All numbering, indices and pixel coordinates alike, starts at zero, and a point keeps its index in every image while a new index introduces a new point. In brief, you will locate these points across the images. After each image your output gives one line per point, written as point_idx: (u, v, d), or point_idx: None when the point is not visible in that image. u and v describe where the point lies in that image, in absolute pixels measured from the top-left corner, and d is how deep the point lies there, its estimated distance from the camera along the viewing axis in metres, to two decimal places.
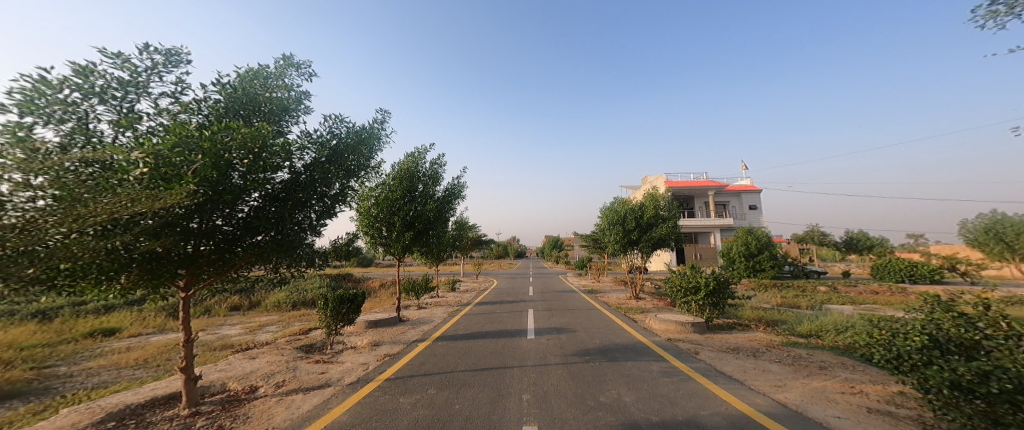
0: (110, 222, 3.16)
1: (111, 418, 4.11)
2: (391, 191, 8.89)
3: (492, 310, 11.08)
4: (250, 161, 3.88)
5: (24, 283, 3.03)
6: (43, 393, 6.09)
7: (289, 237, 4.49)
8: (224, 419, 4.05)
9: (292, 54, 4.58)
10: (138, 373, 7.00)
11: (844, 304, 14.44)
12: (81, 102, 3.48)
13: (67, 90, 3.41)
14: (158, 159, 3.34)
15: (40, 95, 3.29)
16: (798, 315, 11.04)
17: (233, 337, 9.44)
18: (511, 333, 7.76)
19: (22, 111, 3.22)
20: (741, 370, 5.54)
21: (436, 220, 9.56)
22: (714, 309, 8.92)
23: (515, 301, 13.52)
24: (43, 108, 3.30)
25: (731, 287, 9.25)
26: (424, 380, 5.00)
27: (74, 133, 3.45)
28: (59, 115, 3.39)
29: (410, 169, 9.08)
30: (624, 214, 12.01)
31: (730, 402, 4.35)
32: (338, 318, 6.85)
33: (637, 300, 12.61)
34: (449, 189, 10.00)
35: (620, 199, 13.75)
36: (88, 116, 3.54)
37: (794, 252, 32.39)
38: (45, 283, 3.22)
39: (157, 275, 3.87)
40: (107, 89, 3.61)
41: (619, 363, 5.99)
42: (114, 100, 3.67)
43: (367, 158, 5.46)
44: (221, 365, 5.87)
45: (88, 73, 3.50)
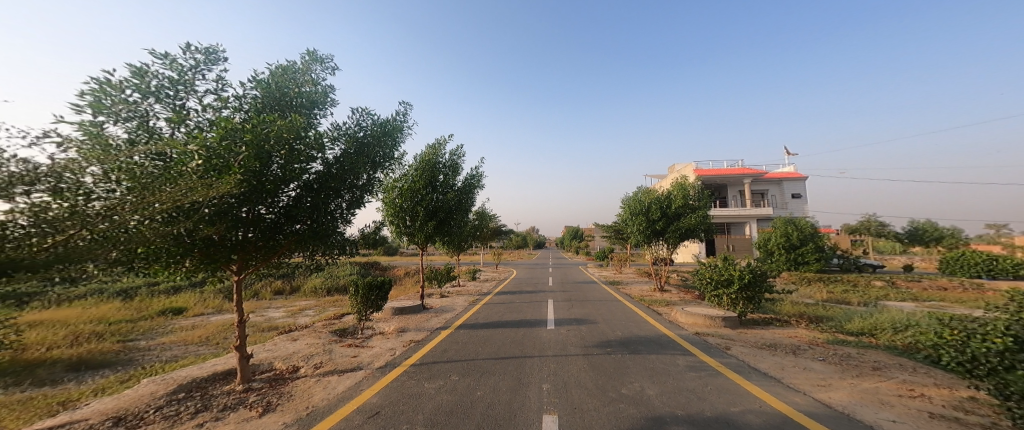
0: (174, 210, 3.50)
1: (181, 389, 4.60)
2: (412, 181, 9.10)
3: (511, 299, 11.25)
4: (286, 152, 4.20)
5: (110, 265, 3.43)
6: (128, 364, 6.84)
7: (324, 226, 4.75)
8: (273, 395, 4.41)
9: (316, 49, 4.77)
10: (201, 349, 7.69)
11: (904, 301, 13.44)
12: (141, 101, 3.83)
13: (127, 90, 3.76)
14: (209, 152, 3.72)
15: (106, 95, 3.65)
16: (846, 312, 10.44)
17: (277, 319, 10.12)
18: (531, 323, 7.86)
19: (94, 111, 3.59)
20: (778, 368, 5.36)
21: (456, 210, 9.74)
22: (749, 303, 8.63)
23: (534, 291, 13.63)
24: (110, 107, 3.66)
25: (769, 280, 8.87)
26: (446, 367, 5.18)
27: (137, 129, 3.82)
28: (124, 113, 3.75)
29: (431, 160, 9.25)
30: (647, 204, 11.68)
31: (765, 400, 4.23)
32: (368, 304, 7.17)
33: (661, 293, 12.32)
34: (469, 180, 10.14)
35: (645, 188, 13.34)
36: (147, 113, 3.89)
37: (841, 244, 31.19)
38: (125, 265, 3.63)
39: (214, 259, 4.22)
40: (160, 88, 3.94)
41: (641, 356, 5.95)
42: (167, 98, 4.01)
43: (393, 149, 5.57)
44: (268, 345, 6.34)
45: (143, 73, 3.83)
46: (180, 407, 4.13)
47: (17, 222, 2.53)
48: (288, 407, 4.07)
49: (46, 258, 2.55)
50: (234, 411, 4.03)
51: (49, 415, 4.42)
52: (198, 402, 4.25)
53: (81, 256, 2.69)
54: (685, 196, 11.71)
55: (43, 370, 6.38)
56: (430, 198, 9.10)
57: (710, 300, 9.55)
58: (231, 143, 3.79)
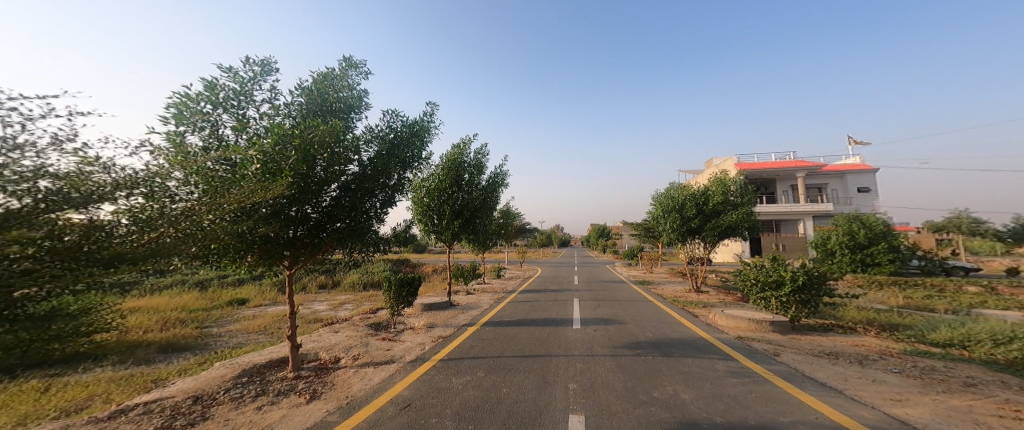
0: (239, 210, 3.88)
1: (244, 373, 5.09)
2: (438, 181, 9.34)
3: (535, 298, 11.23)
4: (328, 156, 4.50)
5: (191, 259, 3.89)
6: (204, 348, 7.66)
7: (361, 224, 5.04)
8: (318, 384, 4.73)
9: (351, 56, 5.01)
10: (261, 337, 8.42)
11: (1004, 310, 11.78)
12: (212, 112, 4.27)
13: (202, 102, 4.21)
14: (265, 156, 4.12)
15: (185, 107, 4.12)
16: (926, 319, 9.37)
17: (322, 312, 10.83)
18: (556, 322, 7.82)
19: (177, 122, 4.08)
20: (840, 378, 4.96)
21: (481, 208, 9.89)
22: (803, 307, 8.04)
23: (558, 289, 13.53)
24: (189, 118, 4.13)
25: (829, 283, 8.19)
26: (472, 363, 5.29)
27: (210, 137, 4.29)
28: (199, 123, 4.22)
29: (455, 160, 9.41)
30: (681, 201, 11.15)
31: (823, 411, 3.96)
32: (399, 300, 7.50)
33: (696, 294, 11.77)
34: (494, 178, 10.26)
35: (677, 184, 12.81)
36: (217, 122, 4.33)
37: (926, 244, 27.86)
38: (202, 259, 4.09)
39: (270, 255, 4.61)
40: (227, 99, 4.37)
41: (675, 359, 5.75)
42: (233, 107, 4.43)
43: (421, 150, 5.76)
44: (314, 336, 6.81)
45: (213, 86, 4.27)
46: (241, 391, 4.57)
47: (120, 222, 2.76)
48: (330, 395, 4.37)
49: (143, 253, 2.78)
50: (286, 397, 4.40)
51: (144, 390, 5.08)
52: (256, 386, 4.68)
53: (168, 252, 2.95)
54: (725, 192, 11.10)
55: (141, 351, 7.33)
56: (456, 197, 9.30)
57: (754, 303, 9.00)
58: (282, 149, 4.17)
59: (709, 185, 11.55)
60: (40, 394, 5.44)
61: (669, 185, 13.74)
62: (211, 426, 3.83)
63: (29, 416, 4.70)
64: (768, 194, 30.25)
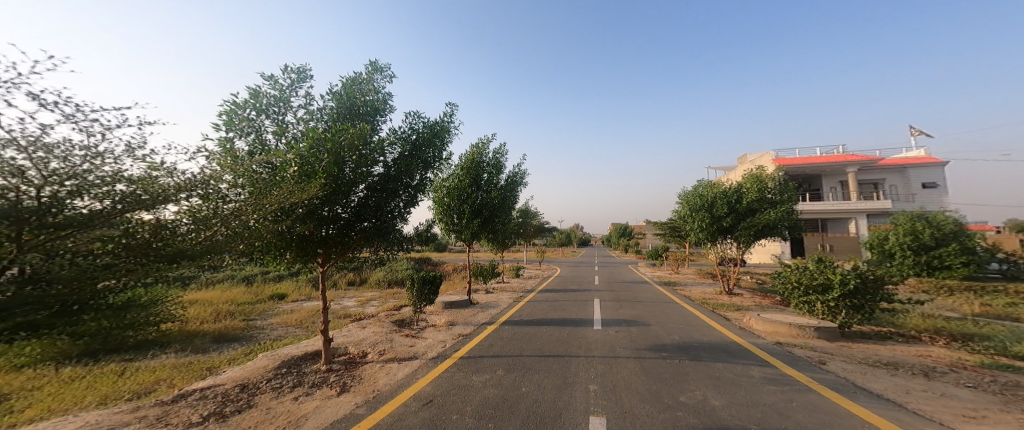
0: (280, 211, 4.17)
1: (282, 365, 5.42)
2: (458, 180, 9.45)
3: (555, 298, 11.12)
4: (356, 158, 4.68)
5: (238, 256, 4.24)
6: (250, 339, 8.25)
7: (385, 224, 5.23)
8: (347, 378, 4.96)
9: (377, 60, 5.18)
10: (297, 331, 8.94)
11: None
12: (256, 118, 4.60)
13: (248, 109, 4.55)
14: (302, 160, 4.38)
15: (234, 114, 4.47)
16: (1008, 330, 8.39)
17: (351, 308, 11.31)
18: (576, 322, 7.73)
19: (227, 128, 4.44)
20: (901, 391, 4.57)
21: (500, 207, 9.97)
22: (856, 312, 7.45)
23: (578, 289, 13.36)
24: (238, 124, 4.49)
25: (887, 287, 7.52)
26: (492, 361, 5.34)
27: (254, 142, 4.62)
28: (245, 129, 4.56)
29: (474, 160, 9.49)
30: (711, 199, 10.65)
31: (881, 426, 3.66)
32: (421, 298, 7.71)
33: (728, 296, 11.22)
34: (512, 178, 10.31)
35: (705, 181, 12.24)
36: (261, 128, 4.65)
37: (1007, 245, 24.84)
38: (248, 256, 4.42)
39: (306, 253, 4.83)
40: (269, 105, 4.66)
41: (705, 363, 5.53)
42: (273, 113, 4.72)
43: (442, 150, 5.88)
44: (343, 331, 7.13)
45: (257, 94, 4.59)
46: (279, 382, 4.88)
47: (182, 221, 3.07)
48: (358, 389, 4.56)
49: (200, 250, 3.13)
50: (319, 389, 4.65)
51: (198, 377, 5.55)
52: (293, 378, 4.98)
53: (220, 248, 3.27)
54: (760, 190, 10.52)
55: (198, 340, 8.00)
56: (475, 197, 9.40)
57: (796, 308, 8.46)
58: (316, 152, 4.42)
59: (744, 182, 11.00)
60: (117, 377, 6.08)
61: (696, 182, 13.17)
62: (254, 414, 4.12)
63: (108, 397, 5.27)
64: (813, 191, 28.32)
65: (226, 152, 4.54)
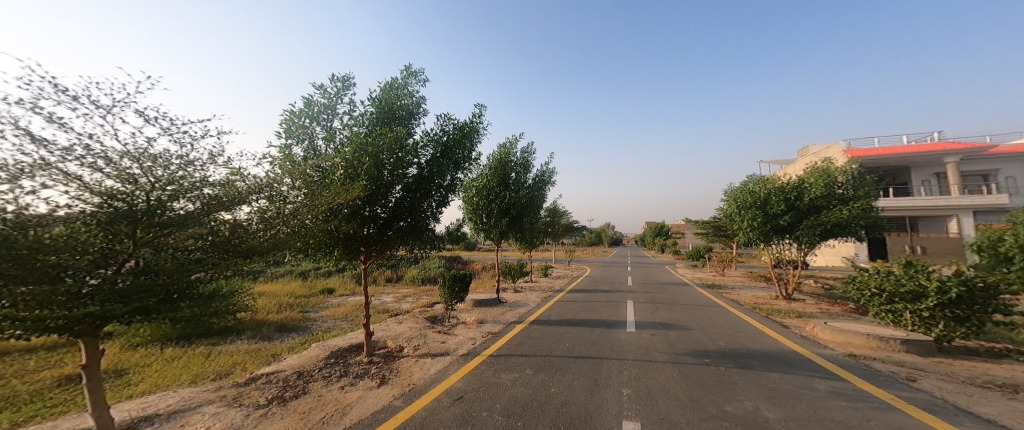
0: (329, 212, 4.49)
1: (330, 356, 5.82)
2: (486, 180, 9.49)
3: (584, 298, 10.83)
4: (393, 160, 4.91)
5: (296, 252, 4.67)
6: (305, 330, 8.97)
7: (419, 223, 5.43)
8: (386, 371, 5.21)
9: (411, 65, 5.38)
10: (342, 324, 9.57)
11: None
12: (310, 125, 4.96)
13: (302, 118, 4.93)
14: (346, 163, 4.66)
15: (293, 123, 4.89)
16: None
17: (388, 304, 11.89)
18: (608, 324, 7.49)
19: (287, 136, 4.88)
20: (1012, 417, 3.85)
21: (528, 206, 10.03)
22: (959, 325, 6.33)
23: (609, 290, 12.92)
24: (295, 132, 4.90)
25: (1001, 297, 6.30)
26: (521, 360, 5.33)
27: (308, 147, 4.99)
28: (300, 136, 4.95)
29: (502, 159, 9.51)
30: (764, 195, 9.76)
31: None
32: (452, 296, 7.82)
33: (786, 302, 10.22)
34: (540, 177, 10.34)
35: (757, 176, 11.23)
36: (312, 134, 5.02)
37: None
38: (304, 253, 4.83)
39: (351, 251, 5.10)
40: (319, 113, 4.98)
41: (755, 373, 5.09)
42: (323, 119, 5.02)
43: (472, 151, 6.01)
44: (382, 326, 7.50)
45: (309, 102, 4.94)
46: (327, 371, 5.25)
47: (253, 220, 3.57)
48: (395, 381, 4.78)
49: (267, 246, 3.61)
50: (361, 379, 4.94)
51: (263, 364, 6.14)
52: (338, 368, 5.33)
53: (281, 245, 3.74)
54: (829, 184, 9.39)
55: (265, 329, 8.86)
56: (503, 196, 9.41)
57: (876, 316, 7.58)
58: (358, 156, 4.67)
59: (807, 176, 9.94)
60: (206, 359, 6.93)
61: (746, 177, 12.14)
62: (306, 401, 4.47)
63: (198, 376, 6.04)
64: (897, 186, 24.91)
65: (285, 157, 4.98)
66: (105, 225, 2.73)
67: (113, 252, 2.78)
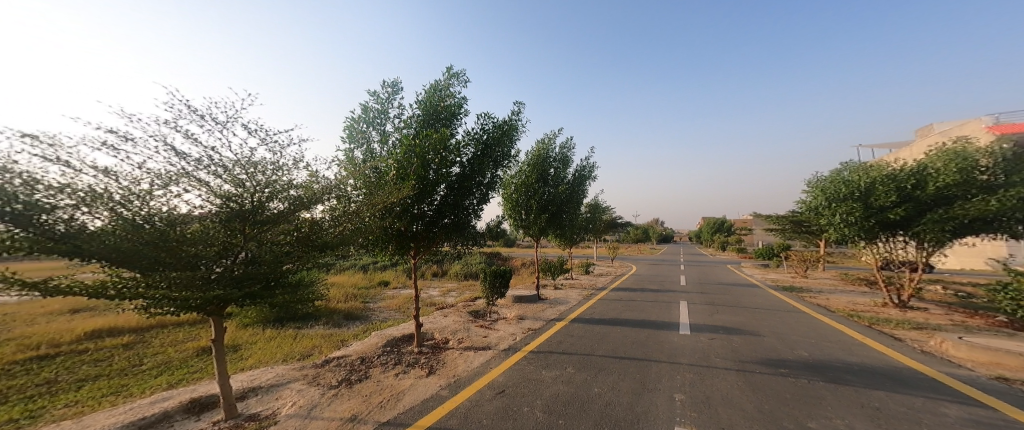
0: (386, 210, 4.84)
1: (385, 345, 6.25)
2: (526, 177, 9.34)
3: (630, 297, 10.27)
4: (438, 159, 5.12)
5: (361, 247, 5.10)
6: (364, 319, 9.77)
7: (461, 220, 5.61)
8: (434, 361, 5.48)
9: (452, 66, 5.55)
10: (394, 315, 10.24)
11: None
12: (368, 130, 5.38)
13: (361, 124, 5.35)
14: (398, 164, 4.98)
15: (354, 129, 5.35)
16: None
17: (434, 297, 12.45)
18: (656, 325, 7.03)
19: (350, 141, 5.36)
20: None
21: (567, 202, 9.87)
22: None
23: (660, 289, 12.09)
24: (356, 137, 5.36)
25: None
26: (562, 358, 5.26)
27: (367, 150, 5.41)
28: (359, 140, 5.37)
29: (541, 155, 9.38)
30: (868, 184, 8.30)
31: None
32: (493, 291, 8.27)
33: (890, 311, 8.64)
34: (579, 173, 10.29)
35: (857, 161, 9.55)
36: (370, 138, 5.42)
37: None
38: (367, 248, 5.25)
39: (403, 247, 5.42)
40: (374, 118, 5.36)
41: (841, 388, 4.39)
42: (378, 124, 5.42)
43: (510, 149, 6.14)
44: (429, 318, 7.85)
45: (365, 108, 5.34)
46: (381, 359, 5.66)
47: (325, 217, 4.02)
48: (441, 372, 5.00)
49: (337, 241, 4.05)
50: (411, 369, 5.25)
51: (332, 349, 6.83)
52: (391, 357, 5.71)
53: (348, 239, 4.14)
54: (964, 168, 7.62)
55: (335, 317, 9.82)
56: (543, 192, 9.25)
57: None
58: (407, 157, 4.96)
59: (929, 159, 8.22)
60: (294, 340, 7.94)
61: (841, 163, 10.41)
62: (367, 385, 4.87)
63: (289, 355, 6.93)
64: None
65: (348, 160, 5.48)
66: (224, 223, 3.35)
67: (230, 245, 3.40)
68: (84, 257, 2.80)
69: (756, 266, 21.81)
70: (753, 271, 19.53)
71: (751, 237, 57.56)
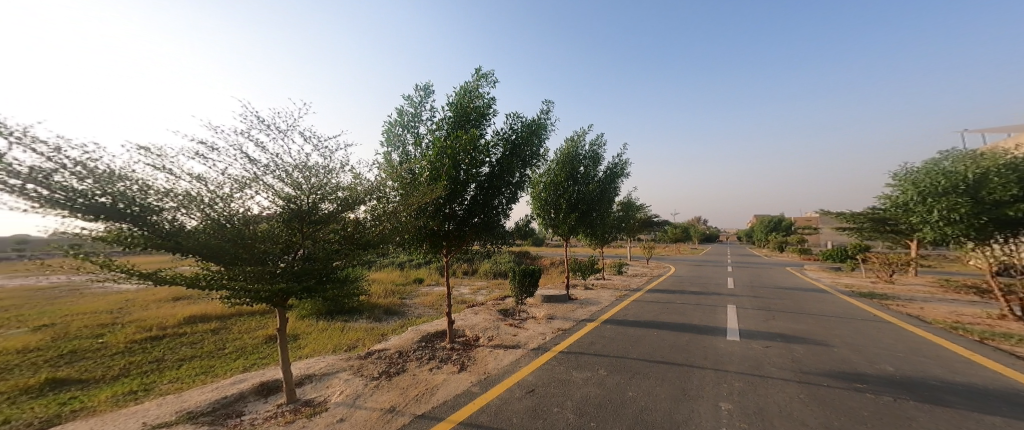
0: (421, 210, 5.00)
1: (419, 341, 6.45)
2: (554, 175, 9.19)
3: (668, 299, 9.78)
4: (468, 160, 5.23)
5: (398, 246, 5.30)
6: (399, 315, 10.15)
7: (491, 220, 5.68)
8: (465, 358, 5.58)
9: (481, 67, 5.61)
10: (426, 311, 10.54)
11: None
12: (404, 133, 5.59)
13: (397, 127, 5.57)
14: (431, 165, 5.11)
15: (391, 132, 5.58)
16: None
17: (466, 294, 12.66)
18: (694, 330, 6.64)
19: (388, 144, 5.60)
20: None
21: (598, 200, 9.60)
22: None
23: (700, 292, 11.38)
24: (394, 140, 5.59)
25: None
26: (594, 360, 5.13)
27: (402, 153, 5.61)
28: (396, 143, 5.60)
29: (570, 153, 9.21)
30: (984, 173, 7.10)
31: None
32: (522, 290, 8.24)
33: (981, 322, 7.50)
34: (611, 170, 9.99)
35: (958, 150, 8.29)
36: (405, 141, 5.62)
37: None
38: (403, 247, 5.44)
39: (436, 246, 5.56)
40: (409, 121, 5.55)
41: (915, 404, 3.89)
42: (412, 127, 5.61)
43: (538, 148, 6.21)
44: (460, 316, 7.99)
45: (400, 112, 5.54)
46: (416, 355, 5.85)
47: (366, 217, 4.23)
48: (471, 369, 5.09)
49: (378, 239, 4.25)
50: (443, 365, 5.38)
51: (373, 342, 7.18)
52: (425, 353, 5.89)
53: (387, 238, 4.34)
54: None
55: (373, 312, 10.31)
56: (572, 191, 9.06)
57: None
58: (439, 158, 5.09)
59: None
60: (341, 332, 8.48)
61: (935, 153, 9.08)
62: (404, 378, 5.07)
63: (338, 346, 7.40)
64: None
65: (385, 163, 5.73)
66: (285, 221, 3.68)
67: (291, 243, 3.74)
68: (182, 252, 3.22)
69: (820, 269, 19.76)
70: (816, 274, 17.70)
71: (819, 237, 52.25)
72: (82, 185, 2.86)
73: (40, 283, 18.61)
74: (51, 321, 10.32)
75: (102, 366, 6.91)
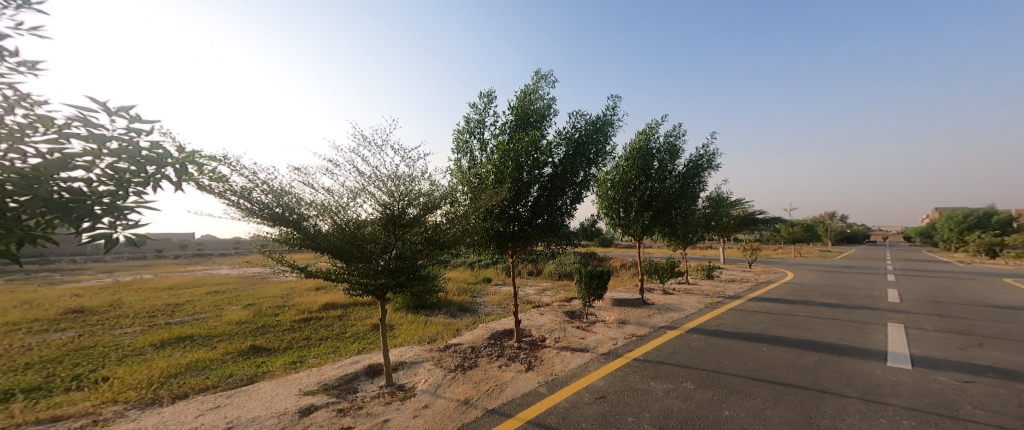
0: (489, 212, 5.04)
1: (489, 339, 6.56)
2: (623, 172, 8.59)
3: (768, 309, 8.42)
4: (531, 161, 5.19)
5: (468, 247, 5.42)
6: (472, 312, 10.53)
7: (554, 220, 5.55)
8: (532, 358, 5.51)
9: (540, 68, 5.49)
10: (494, 310, 10.76)
11: None
12: (471, 140, 5.74)
13: (464, 135, 5.74)
14: (496, 168, 5.14)
15: (460, 140, 5.77)
16: None
17: (535, 295, 12.63)
18: (801, 348, 5.58)
19: (457, 152, 5.80)
20: None
21: (676, 197, 8.70)
22: None
23: (811, 303, 9.57)
24: (463, 148, 5.78)
25: None
26: (676, 371, 4.64)
27: (470, 159, 5.76)
28: (464, 150, 5.78)
29: (642, 147, 8.52)
30: None
31: None
32: (590, 292, 7.84)
33: None
34: (692, 164, 8.98)
35: None
36: (472, 147, 5.75)
37: None
38: (473, 248, 5.55)
39: (502, 246, 5.56)
40: (474, 128, 5.68)
41: None
42: (478, 134, 5.72)
43: (603, 145, 5.92)
44: (528, 315, 7.94)
45: (466, 120, 5.70)
46: (486, 351, 5.96)
47: (442, 219, 4.40)
48: (539, 369, 5.00)
49: (453, 239, 4.41)
50: (512, 363, 5.38)
51: (450, 336, 7.57)
52: (495, 350, 5.97)
53: (459, 238, 4.47)
54: None
55: (450, 308, 10.88)
56: (645, 187, 8.37)
57: None
58: (502, 160, 5.10)
59: None
60: (424, 325, 9.17)
61: None
62: (476, 373, 5.20)
63: (421, 338, 7.96)
64: None
65: (456, 170, 5.93)
66: (384, 222, 4.03)
67: (387, 243, 4.10)
68: (321, 250, 3.76)
69: None
70: None
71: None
72: (268, 197, 3.51)
73: (226, 273, 23.84)
74: (253, 300, 13.13)
75: (280, 338, 8.49)
